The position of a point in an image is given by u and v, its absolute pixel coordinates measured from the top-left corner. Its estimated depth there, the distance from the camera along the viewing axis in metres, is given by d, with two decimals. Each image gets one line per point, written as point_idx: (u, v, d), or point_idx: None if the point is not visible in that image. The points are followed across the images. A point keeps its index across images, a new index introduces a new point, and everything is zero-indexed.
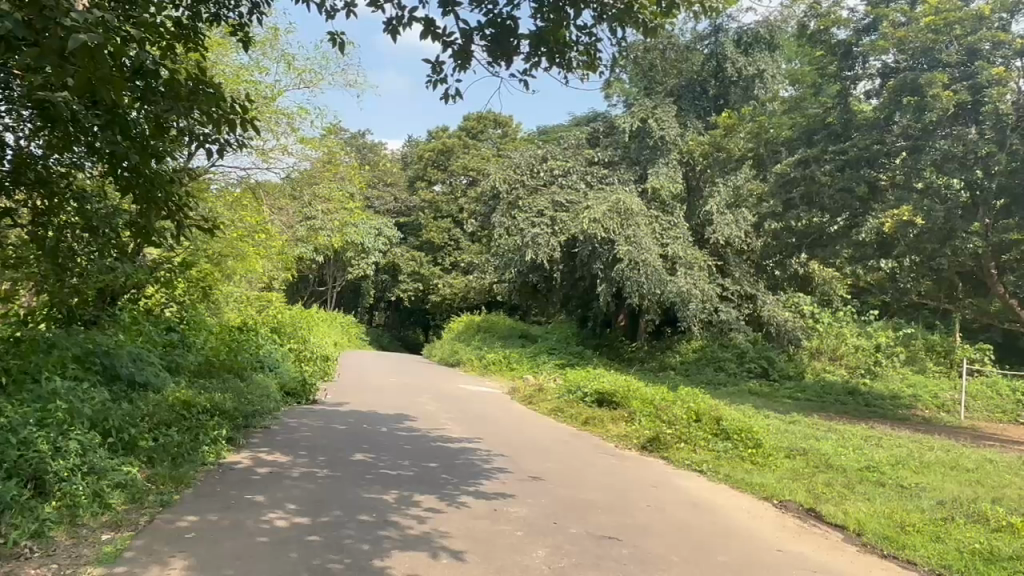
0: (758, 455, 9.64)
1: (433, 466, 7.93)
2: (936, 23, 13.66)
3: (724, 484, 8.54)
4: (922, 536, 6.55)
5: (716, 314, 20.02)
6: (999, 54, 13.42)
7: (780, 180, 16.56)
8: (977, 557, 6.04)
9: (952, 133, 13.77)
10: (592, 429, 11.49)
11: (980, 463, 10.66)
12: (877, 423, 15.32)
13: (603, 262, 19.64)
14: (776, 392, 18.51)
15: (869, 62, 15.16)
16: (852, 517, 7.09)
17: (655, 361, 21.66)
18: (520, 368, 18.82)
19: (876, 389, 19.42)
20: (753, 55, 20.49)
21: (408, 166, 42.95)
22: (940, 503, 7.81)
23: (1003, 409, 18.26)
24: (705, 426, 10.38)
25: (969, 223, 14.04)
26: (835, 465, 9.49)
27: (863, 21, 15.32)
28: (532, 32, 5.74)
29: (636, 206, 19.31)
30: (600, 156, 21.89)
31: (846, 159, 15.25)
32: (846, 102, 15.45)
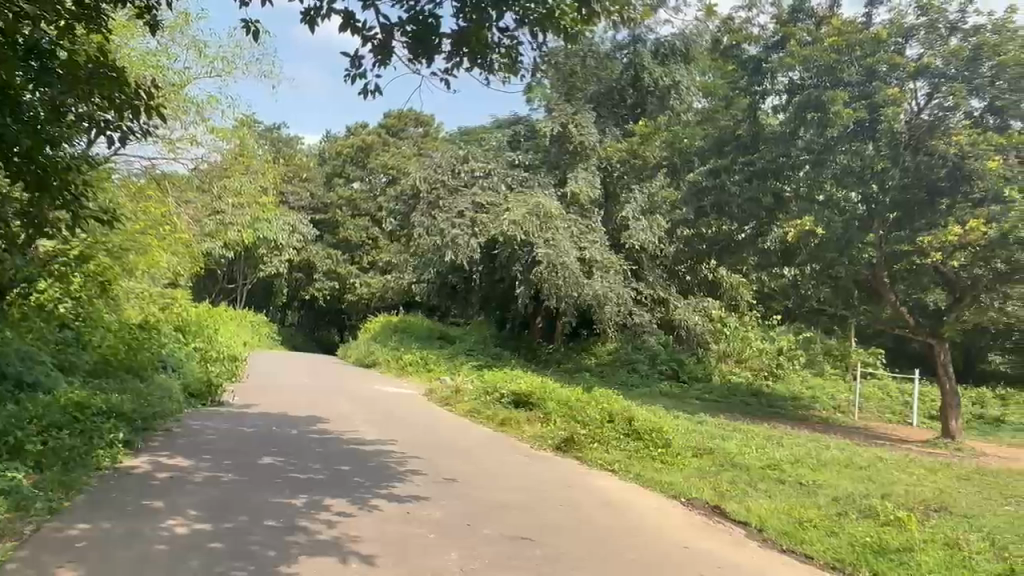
0: (666, 455, 9.87)
1: (344, 469, 7.73)
2: (839, 44, 14.50)
3: (634, 483, 8.73)
4: (817, 531, 6.88)
5: (631, 318, 20.44)
6: (894, 75, 14.22)
7: (692, 189, 17.30)
8: (868, 550, 6.38)
9: (851, 149, 14.41)
10: (507, 430, 11.55)
11: (871, 461, 11.31)
12: (779, 423, 15.96)
13: (523, 265, 19.94)
14: (685, 393, 19.14)
15: (777, 77, 15.71)
16: (753, 513, 7.37)
17: (572, 363, 22.07)
18: (438, 369, 18.70)
19: (778, 390, 20.41)
20: (669, 66, 20.86)
21: (324, 162, 41.75)
22: (834, 499, 8.24)
23: (893, 410, 19.51)
24: (617, 426, 10.57)
25: (864, 234, 14.81)
26: (738, 463, 9.87)
27: (771, 38, 16.07)
28: (453, 31, 5.73)
29: (555, 210, 19.61)
30: (521, 160, 21.88)
31: (753, 170, 16.15)
32: (755, 116, 16.15)
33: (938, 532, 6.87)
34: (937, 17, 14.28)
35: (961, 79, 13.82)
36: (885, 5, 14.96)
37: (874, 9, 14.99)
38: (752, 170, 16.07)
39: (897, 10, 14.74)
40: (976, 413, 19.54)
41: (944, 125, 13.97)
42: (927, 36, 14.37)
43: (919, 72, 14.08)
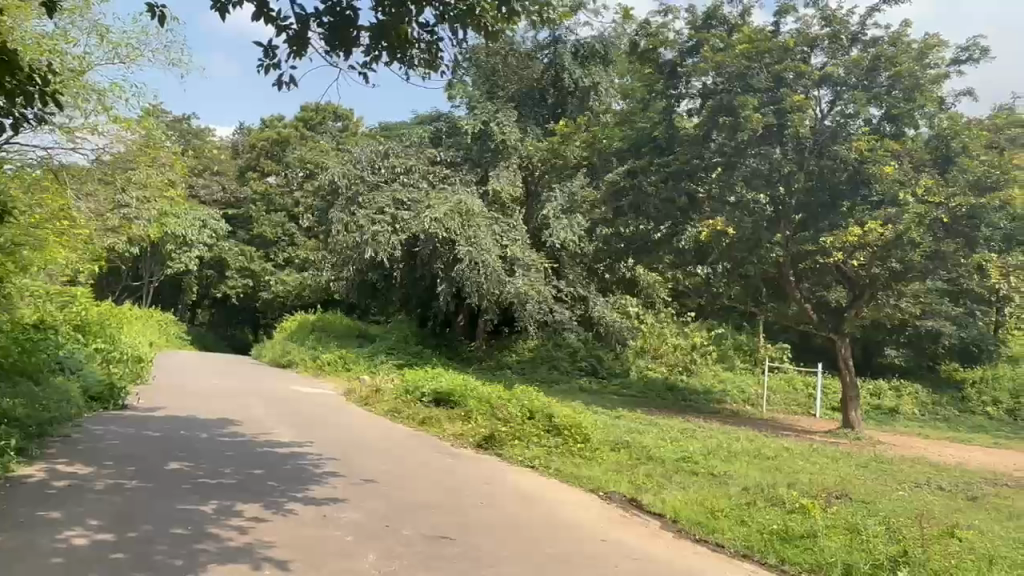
0: (586, 450, 10.02)
1: (257, 474, 7.47)
2: (749, 50, 15.01)
3: (555, 479, 8.82)
4: (728, 520, 7.14)
5: (551, 315, 20.44)
6: (800, 83, 14.84)
7: (611, 190, 18.02)
8: (775, 537, 6.66)
9: (760, 153, 15.02)
10: (428, 428, 11.47)
11: (778, 451, 11.81)
12: (693, 417, 16.49)
13: (444, 262, 19.89)
14: (604, 389, 19.50)
15: (691, 81, 16.24)
16: (668, 505, 7.58)
17: (493, 360, 22.15)
18: (357, 369, 18.38)
19: (692, 385, 21.09)
20: (589, 68, 21.27)
21: (238, 155, 40.33)
22: (744, 489, 8.57)
23: (797, 402, 20.53)
24: (538, 423, 10.65)
25: (772, 234, 15.46)
26: (654, 456, 10.12)
27: (686, 43, 16.45)
28: (372, 24, 5.62)
29: (477, 208, 19.65)
30: (442, 156, 21.78)
31: (669, 171, 16.51)
32: (670, 118, 16.59)
33: (838, 518, 7.24)
34: (839, 28, 15.07)
35: (860, 87, 14.64)
36: (792, 15, 15.66)
37: (782, 18, 15.67)
38: (667, 172, 16.54)
39: (803, 20, 15.40)
40: (873, 404, 20.72)
41: (845, 132, 14.52)
42: (831, 45, 15.13)
43: (824, 80, 14.75)
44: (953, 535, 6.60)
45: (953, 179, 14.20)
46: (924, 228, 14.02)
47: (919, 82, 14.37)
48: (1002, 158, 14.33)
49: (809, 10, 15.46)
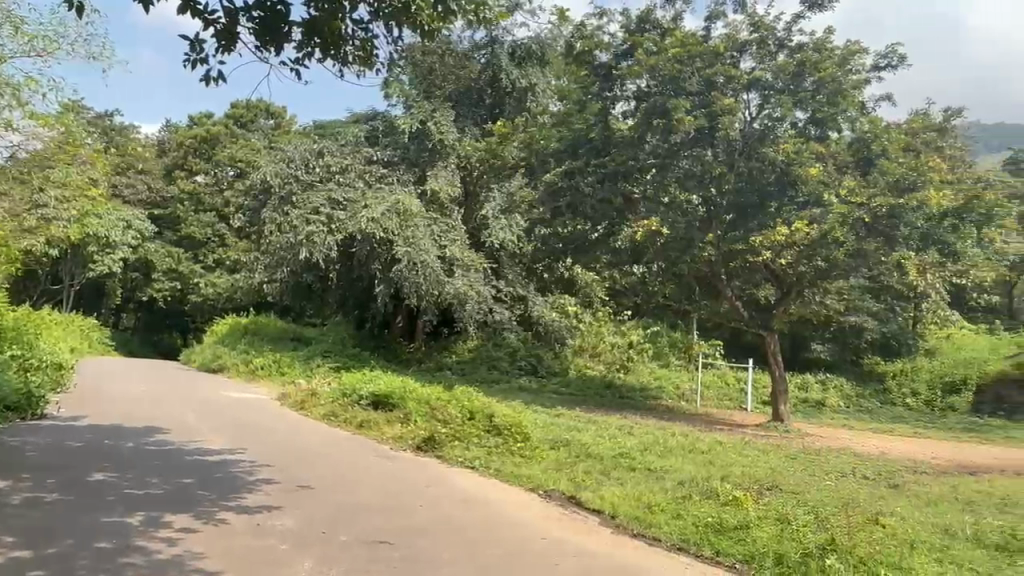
0: (526, 449, 10.05)
1: (186, 483, 7.21)
2: (682, 55, 15.35)
3: (495, 478, 8.82)
4: (665, 514, 7.26)
5: (491, 315, 20.42)
6: (730, 86, 15.26)
7: (549, 189, 18.03)
8: (710, 529, 6.81)
9: (692, 154, 15.40)
10: (366, 432, 11.32)
11: (712, 445, 12.09)
12: (630, 413, 16.77)
13: (382, 263, 19.61)
14: (543, 388, 19.63)
15: (626, 84, 16.59)
16: (606, 501, 7.67)
17: (432, 361, 22.04)
18: (292, 373, 17.98)
19: (629, 382, 21.44)
20: (525, 69, 21.35)
21: (164, 153, 38.89)
22: (680, 483, 8.74)
23: (729, 397, 21.13)
24: (478, 423, 10.61)
25: (704, 233, 15.84)
26: (593, 453, 10.22)
27: (620, 46, 16.73)
28: (304, 19, 5.51)
29: (415, 207, 19.45)
30: (378, 155, 21.39)
31: (604, 172, 16.94)
32: (605, 120, 16.78)
33: (769, 509, 7.45)
34: (767, 34, 15.54)
35: (787, 90, 15.14)
36: (722, 20, 16.07)
37: (712, 23, 16.07)
38: (604, 172, 16.83)
39: (732, 26, 15.82)
40: (800, 397, 21.50)
41: (772, 135, 15.06)
42: (759, 51, 15.59)
43: (752, 84, 15.20)
44: (877, 522, 6.87)
45: (874, 180, 14.90)
46: (847, 228, 14.79)
47: (841, 86, 14.89)
48: (919, 159, 14.96)
49: (738, 15, 15.90)
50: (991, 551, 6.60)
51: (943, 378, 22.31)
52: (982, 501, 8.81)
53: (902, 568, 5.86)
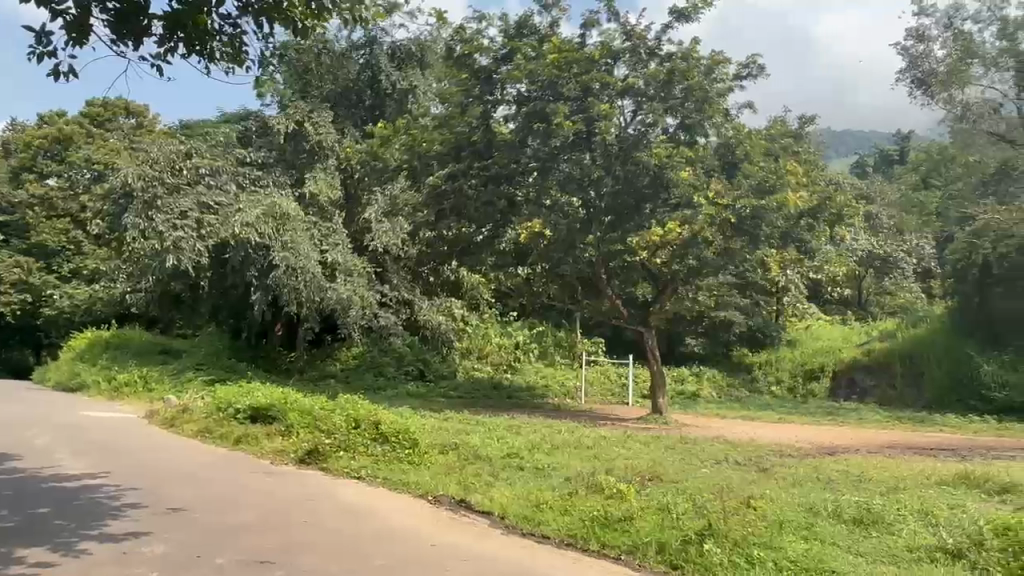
0: (414, 455, 9.90)
1: (42, 513, 6.59)
2: (559, 61, 15.76)
3: (382, 487, 8.66)
4: (553, 511, 7.36)
5: (376, 320, 20.00)
6: (605, 93, 15.73)
7: (433, 192, 17.94)
8: (596, 524, 6.96)
9: (571, 159, 15.81)
10: (245, 447, 10.82)
11: (597, 440, 12.42)
12: (517, 413, 16.98)
13: (258, 269, 18.73)
14: (431, 392, 19.55)
15: (506, 88, 16.70)
16: (496, 502, 7.70)
17: (315, 371, 21.52)
18: (162, 389, 16.90)
19: (516, 382, 21.65)
20: (405, 70, 21.46)
21: (9, 155, 35.62)
22: (567, 479, 8.92)
23: (612, 392, 21.81)
24: (364, 431, 10.31)
25: (585, 235, 16.26)
26: (482, 455, 10.22)
27: (501, 50, 16.85)
28: (166, 13, 5.22)
29: (293, 210, 18.80)
30: (251, 157, 20.45)
31: (488, 175, 16.98)
32: (487, 124, 16.96)
33: (651, 499, 7.72)
34: (639, 43, 16.15)
35: (658, 98, 15.71)
36: (596, 28, 16.53)
37: (587, 31, 16.50)
38: (487, 176, 16.88)
39: (607, 34, 16.32)
40: (677, 390, 22.53)
41: (646, 140, 15.61)
42: (632, 59, 16.14)
43: (626, 90, 15.72)
44: (750, 506, 7.26)
45: (739, 183, 15.74)
46: (714, 228, 15.99)
47: (708, 94, 15.64)
48: (778, 164, 16.08)
49: (612, 24, 16.42)
50: (850, 525, 7.15)
51: (804, 366, 24.03)
52: (841, 479, 9.55)
53: (772, 547, 6.23)
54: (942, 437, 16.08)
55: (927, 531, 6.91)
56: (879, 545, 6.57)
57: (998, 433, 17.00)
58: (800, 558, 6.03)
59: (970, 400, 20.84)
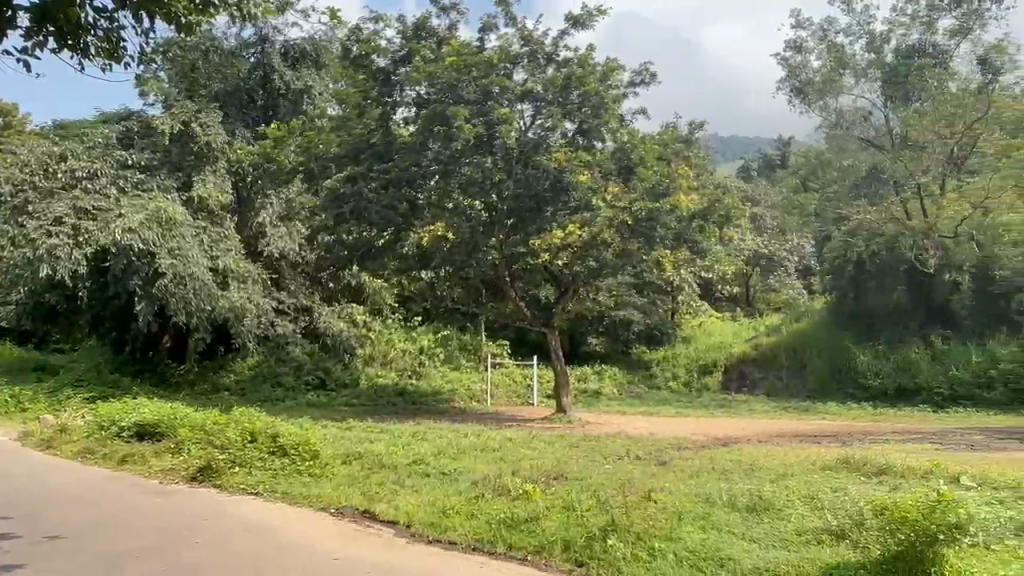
0: (315, 466, 9.60)
1: None
2: (457, 64, 15.71)
3: (282, 501, 8.36)
4: (460, 516, 7.31)
5: (273, 328, 19.61)
6: (505, 97, 15.82)
7: (330, 196, 17.24)
8: (504, 525, 6.96)
9: (473, 162, 15.63)
10: (130, 467, 10.17)
11: (502, 442, 12.43)
12: (423, 418, 16.80)
13: (142, 278, 17.40)
14: (333, 401, 19.07)
15: (405, 91, 16.53)
16: (402, 510, 7.58)
17: (207, 383, 20.52)
18: (36, 408, 15.63)
19: (421, 387, 21.39)
20: (300, 71, 20.94)
21: None
22: (473, 482, 8.90)
23: (517, 393, 21.89)
24: (261, 444, 9.91)
25: (487, 238, 16.31)
26: (386, 463, 10.03)
27: (398, 52, 16.74)
28: (32, 4, 4.79)
29: (180, 216, 17.76)
30: (133, 159, 18.83)
31: (388, 178, 16.60)
32: (387, 126, 16.80)
33: (556, 498, 7.80)
34: (536, 48, 16.40)
35: (556, 103, 16.02)
36: (494, 32, 16.62)
37: (485, 35, 16.55)
38: (387, 179, 16.56)
39: (504, 38, 16.44)
40: (580, 389, 22.98)
41: (546, 143, 15.80)
42: (530, 64, 16.34)
43: (525, 94, 15.88)
44: (650, 499, 7.47)
45: (633, 186, 16.22)
46: (613, 230, 16.39)
47: (603, 99, 16.04)
48: (671, 168, 16.65)
49: (510, 29, 16.57)
50: (743, 512, 7.47)
51: (698, 361, 24.72)
52: (734, 468, 9.98)
53: (672, 538, 6.44)
54: (823, 424, 17.10)
55: (813, 515, 7.31)
56: (772, 530, 6.92)
57: (873, 418, 18.26)
58: (698, 547, 6.28)
59: (848, 388, 22.32)
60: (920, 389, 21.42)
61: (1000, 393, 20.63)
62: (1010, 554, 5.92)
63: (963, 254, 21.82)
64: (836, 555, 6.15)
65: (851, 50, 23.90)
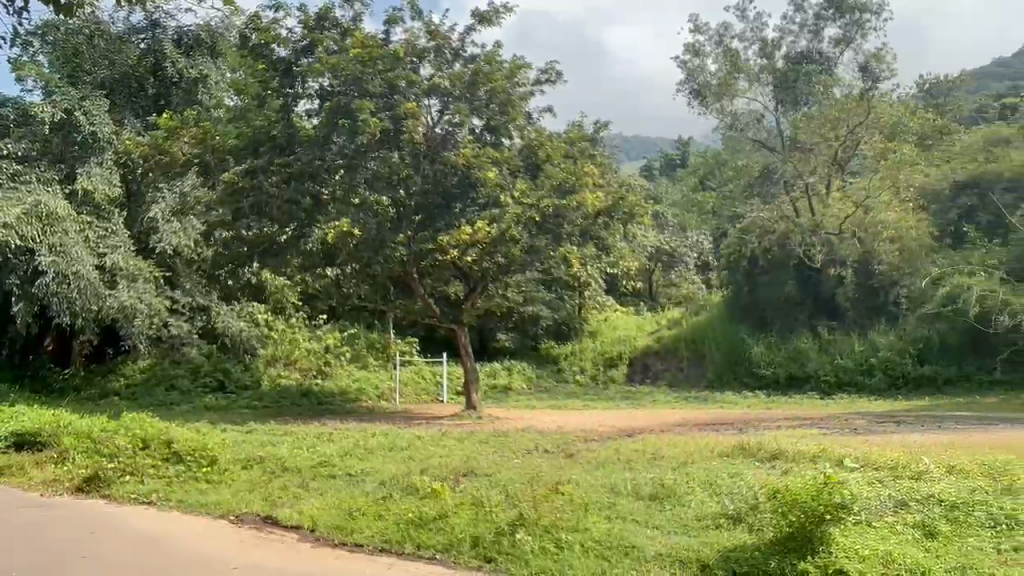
0: (213, 474, 9.16)
1: None
2: (362, 56, 15.37)
3: (177, 510, 7.95)
4: (366, 517, 7.17)
5: (166, 329, 18.68)
6: (411, 91, 15.61)
7: (228, 189, 16.62)
8: (411, 525, 6.87)
9: (379, 157, 15.54)
10: (8, 480, 9.41)
11: (410, 441, 12.27)
12: (328, 419, 16.32)
13: (19, 276, 16.46)
14: (232, 404, 18.29)
15: (308, 82, 16.08)
16: (306, 514, 7.36)
17: (94, 388, 19.39)
18: None
19: (327, 386, 20.81)
20: (195, 58, 20.06)
21: None
22: (381, 483, 8.74)
23: (427, 391, 21.61)
24: (154, 453, 9.39)
25: (395, 234, 16.02)
26: (290, 467, 9.70)
27: (300, 42, 16.23)
28: None
29: (62, 210, 16.53)
30: (9, 149, 17.40)
31: (290, 172, 16.15)
32: (289, 118, 16.31)
33: (464, 495, 7.76)
34: (443, 43, 16.27)
35: (463, 99, 15.97)
36: (400, 26, 16.38)
37: (391, 28, 16.30)
38: (289, 173, 16.11)
39: (410, 32, 16.22)
40: (489, 384, 23.00)
41: (453, 140, 15.99)
42: (436, 58, 16.22)
43: (432, 90, 15.76)
44: (558, 492, 7.54)
45: (540, 183, 16.34)
46: (521, 227, 16.02)
47: (510, 97, 16.12)
48: (577, 166, 16.90)
49: (415, 23, 16.34)
50: (647, 501, 7.68)
51: (603, 355, 25.37)
52: (639, 458, 10.23)
53: (578, 530, 6.53)
54: (723, 413, 17.76)
55: (711, 500, 7.59)
56: (673, 517, 7.13)
57: (768, 405, 19.15)
58: (603, 537, 6.40)
59: (744, 377, 23.38)
60: (808, 377, 22.62)
61: (879, 379, 21.89)
62: (888, 528, 6.33)
63: (848, 250, 23.21)
64: (733, 538, 6.40)
65: (745, 55, 25.09)
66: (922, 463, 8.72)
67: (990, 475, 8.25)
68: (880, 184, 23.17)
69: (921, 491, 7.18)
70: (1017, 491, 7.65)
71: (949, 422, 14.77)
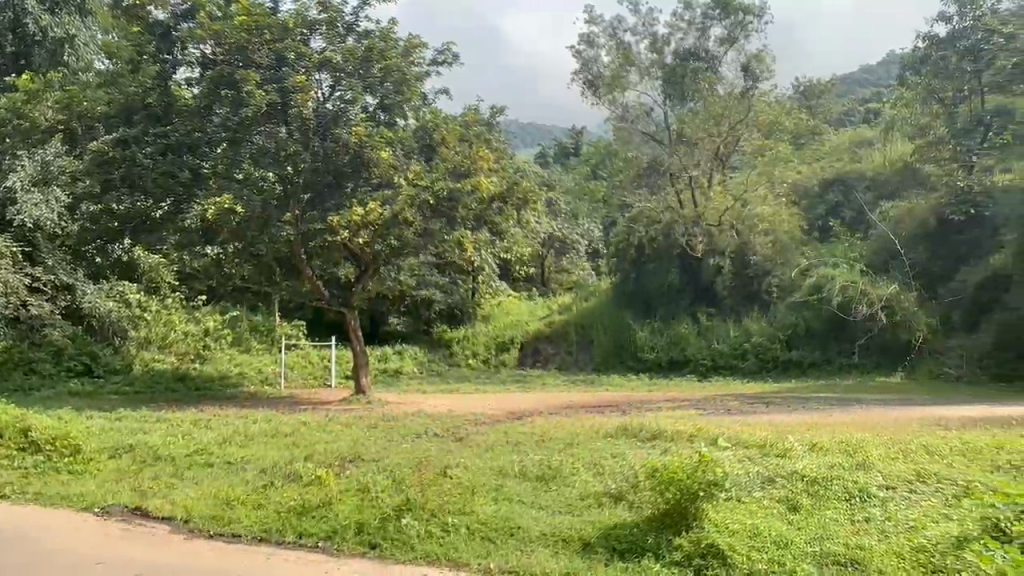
0: (76, 464, 8.54)
1: None
2: (248, 23, 14.55)
3: (35, 503, 7.37)
4: (244, 507, 6.88)
5: (25, 310, 17.37)
6: (301, 64, 14.94)
7: (96, 159, 15.40)
8: (292, 513, 6.66)
9: (264, 131, 14.90)
10: None
11: (295, 427, 11.89)
12: (206, 406, 15.52)
13: None
14: (99, 390, 17.13)
15: (188, 48, 15.22)
16: (179, 505, 6.97)
17: None
18: None
19: (206, 370, 19.87)
20: (61, 16, 18.54)
21: None
22: (261, 472, 8.38)
23: (314, 375, 20.98)
24: (7, 442, 8.67)
25: (282, 213, 15.37)
26: (163, 455, 9.16)
27: (179, 6, 15.26)
28: None
29: None
30: None
31: (166, 143, 15.17)
32: (166, 85, 15.34)
33: (351, 481, 7.60)
34: (335, 16, 15.67)
35: (356, 76, 15.55)
36: None
37: None
38: (165, 144, 15.12)
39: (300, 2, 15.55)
40: (379, 367, 22.69)
41: (345, 117, 15.27)
42: (329, 32, 15.61)
43: (322, 64, 15.15)
44: (445, 475, 7.53)
45: (435, 166, 16.14)
46: (414, 210, 15.77)
47: (405, 76, 15.87)
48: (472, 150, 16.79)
49: None
50: (532, 481, 7.81)
51: (496, 339, 25.54)
52: (525, 440, 10.37)
53: (465, 512, 6.56)
54: (609, 396, 18.30)
55: (594, 480, 7.81)
56: (558, 497, 7.28)
57: (650, 388, 19.93)
58: (490, 519, 6.47)
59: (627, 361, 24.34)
60: (687, 360, 23.77)
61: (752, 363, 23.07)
62: (756, 504, 6.72)
63: (725, 241, 24.68)
64: (614, 516, 6.61)
65: (637, 49, 25.66)
66: (788, 441, 9.30)
67: (846, 453, 8.88)
68: (757, 179, 24.69)
69: (788, 468, 7.66)
70: (869, 464, 8.31)
71: (811, 402, 15.90)
